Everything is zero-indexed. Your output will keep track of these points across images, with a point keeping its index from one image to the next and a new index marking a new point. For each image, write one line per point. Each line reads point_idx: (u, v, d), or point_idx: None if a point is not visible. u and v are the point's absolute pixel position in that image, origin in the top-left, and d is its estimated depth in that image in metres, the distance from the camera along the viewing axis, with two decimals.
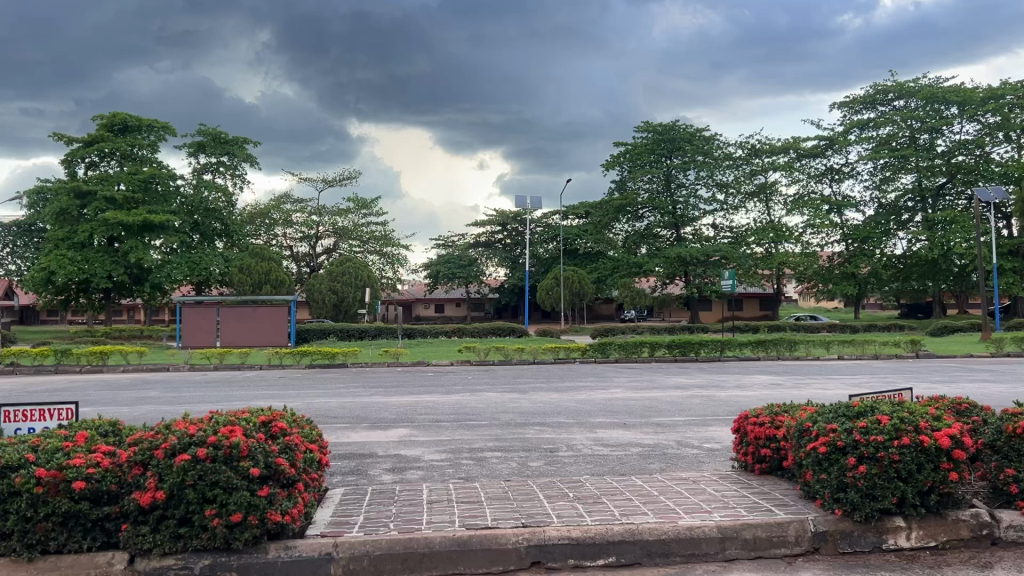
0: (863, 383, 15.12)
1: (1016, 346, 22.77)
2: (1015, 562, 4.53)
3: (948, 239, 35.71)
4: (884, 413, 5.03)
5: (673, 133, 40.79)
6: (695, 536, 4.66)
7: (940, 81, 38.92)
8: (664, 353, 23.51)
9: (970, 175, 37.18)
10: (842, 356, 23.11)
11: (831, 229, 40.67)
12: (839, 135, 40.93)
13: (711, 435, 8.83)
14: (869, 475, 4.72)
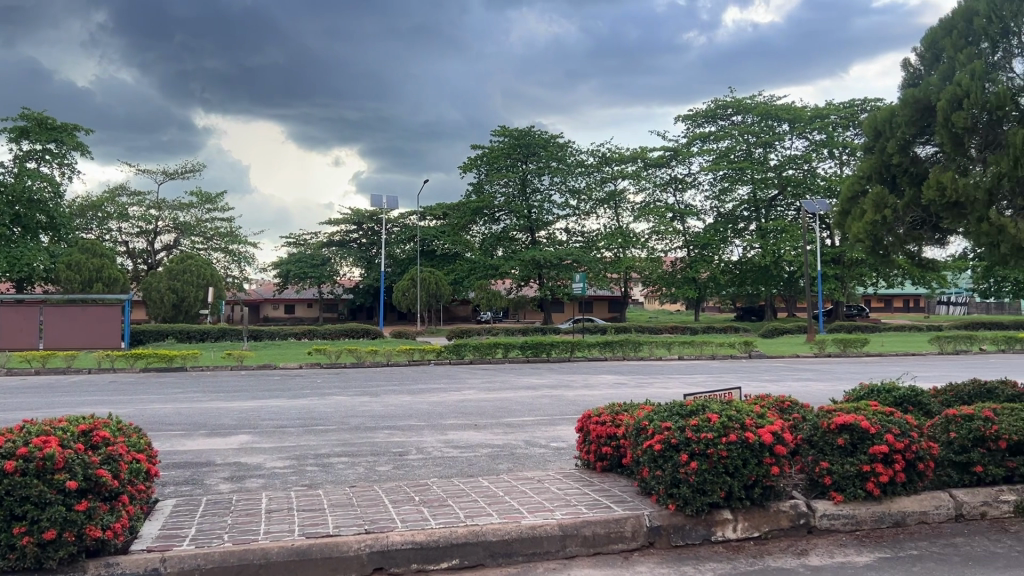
0: (701, 381, 15.97)
1: (835, 346, 24.79)
2: (828, 548, 4.90)
3: (779, 247, 38.36)
4: (714, 411, 5.32)
5: (528, 138, 41.41)
6: (536, 534, 4.74)
7: (774, 99, 41.68)
8: (517, 354, 23.88)
9: (799, 189, 40.07)
10: (682, 356, 24.28)
11: (675, 236, 42.71)
12: (682, 146, 42.99)
13: (557, 434, 9.03)
14: (700, 470, 4.95)
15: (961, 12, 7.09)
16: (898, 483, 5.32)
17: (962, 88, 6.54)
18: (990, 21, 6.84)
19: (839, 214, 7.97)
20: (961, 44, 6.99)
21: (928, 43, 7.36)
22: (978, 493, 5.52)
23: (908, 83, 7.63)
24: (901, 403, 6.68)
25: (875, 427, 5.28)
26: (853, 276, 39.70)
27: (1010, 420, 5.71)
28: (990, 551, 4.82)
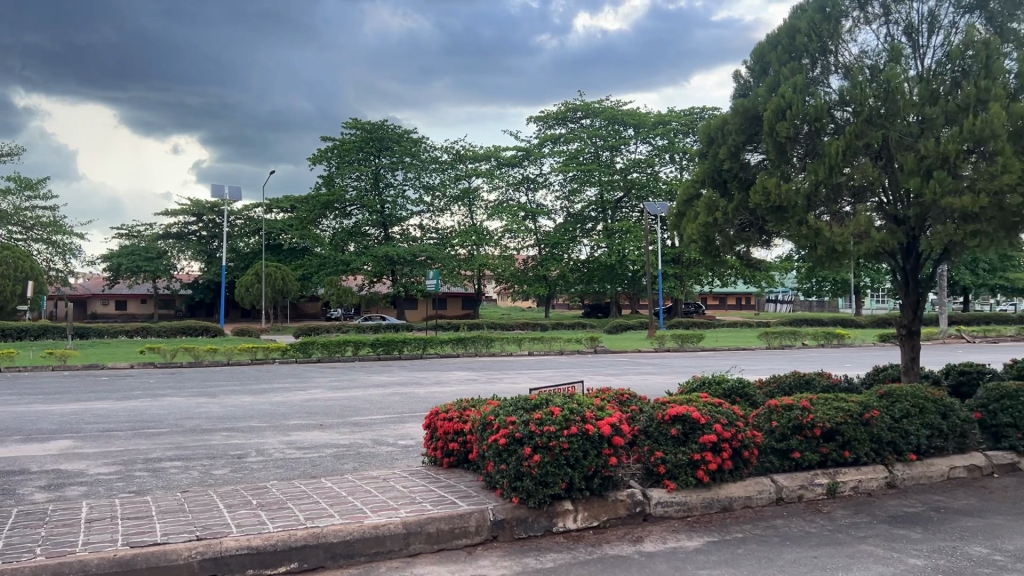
0: (549, 377, 16.34)
1: (674, 341, 26.11)
2: (661, 534, 5.13)
3: (623, 247, 39.90)
4: (557, 404, 5.45)
5: (381, 132, 41.02)
6: (380, 534, 4.67)
7: (621, 105, 43.25)
8: (367, 352, 23.49)
9: (642, 191, 41.80)
10: (531, 352, 24.73)
11: (526, 234, 43.46)
12: (534, 147, 43.80)
13: (406, 432, 8.97)
14: (543, 462, 5.05)
15: (785, 29, 7.61)
16: (725, 470, 5.66)
17: (785, 100, 7.00)
18: (810, 39, 7.40)
19: (675, 215, 8.40)
20: (784, 58, 7.49)
21: (757, 56, 7.85)
22: (795, 477, 5.95)
23: (739, 93, 8.12)
24: (730, 394, 7.12)
25: (705, 417, 5.61)
26: (691, 276, 41.83)
27: (824, 409, 6.21)
28: (806, 531, 5.19)
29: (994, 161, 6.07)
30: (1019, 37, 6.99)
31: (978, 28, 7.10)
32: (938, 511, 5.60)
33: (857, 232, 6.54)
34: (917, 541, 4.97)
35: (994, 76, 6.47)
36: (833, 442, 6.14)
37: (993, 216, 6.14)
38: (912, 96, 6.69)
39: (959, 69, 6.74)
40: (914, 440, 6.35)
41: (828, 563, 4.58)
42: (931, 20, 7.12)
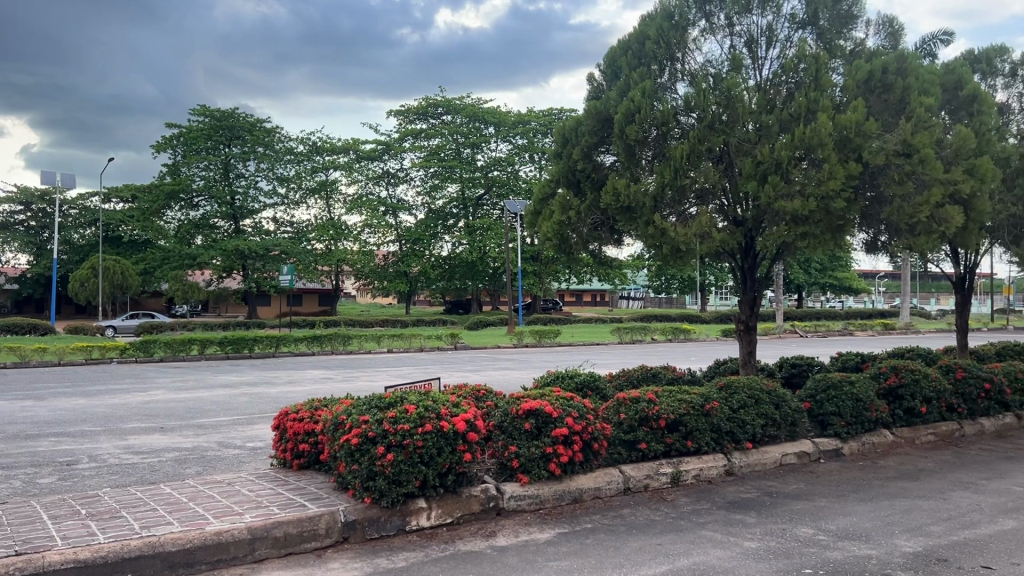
0: (406, 374, 16.20)
1: (532, 337, 26.55)
2: (514, 528, 5.17)
3: (484, 244, 40.16)
4: (411, 402, 5.40)
5: (231, 121, 39.36)
6: (222, 540, 4.45)
7: (481, 102, 43.53)
8: (216, 350, 22.48)
9: (503, 189, 42.21)
10: (390, 349, 24.48)
11: (386, 230, 42.98)
12: (394, 141, 43.33)
13: (254, 434, 8.63)
14: (396, 461, 4.99)
15: (635, 35, 7.87)
16: (576, 463, 5.80)
17: (635, 104, 7.22)
18: (659, 45, 7.67)
19: (531, 213, 8.53)
20: (635, 63, 7.73)
21: (609, 60, 8.07)
22: (642, 467, 6.16)
23: (593, 95, 8.32)
24: (582, 388, 7.31)
25: (557, 411, 5.72)
26: (549, 273, 42.65)
27: (669, 401, 6.48)
28: (651, 519, 5.39)
29: (821, 169, 6.55)
30: (845, 52, 7.54)
31: (810, 43, 7.60)
32: (770, 496, 5.97)
33: (700, 232, 6.84)
34: (752, 525, 5.26)
35: (822, 89, 6.97)
36: (677, 432, 6.41)
37: (820, 219, 6.63)
38: (751, 105, 7.08)
39: (793, 81, 7.20)
40: (750, 429, 6.72)
41: (670, 550, 4.77)
42: (769, 33, 7.58)
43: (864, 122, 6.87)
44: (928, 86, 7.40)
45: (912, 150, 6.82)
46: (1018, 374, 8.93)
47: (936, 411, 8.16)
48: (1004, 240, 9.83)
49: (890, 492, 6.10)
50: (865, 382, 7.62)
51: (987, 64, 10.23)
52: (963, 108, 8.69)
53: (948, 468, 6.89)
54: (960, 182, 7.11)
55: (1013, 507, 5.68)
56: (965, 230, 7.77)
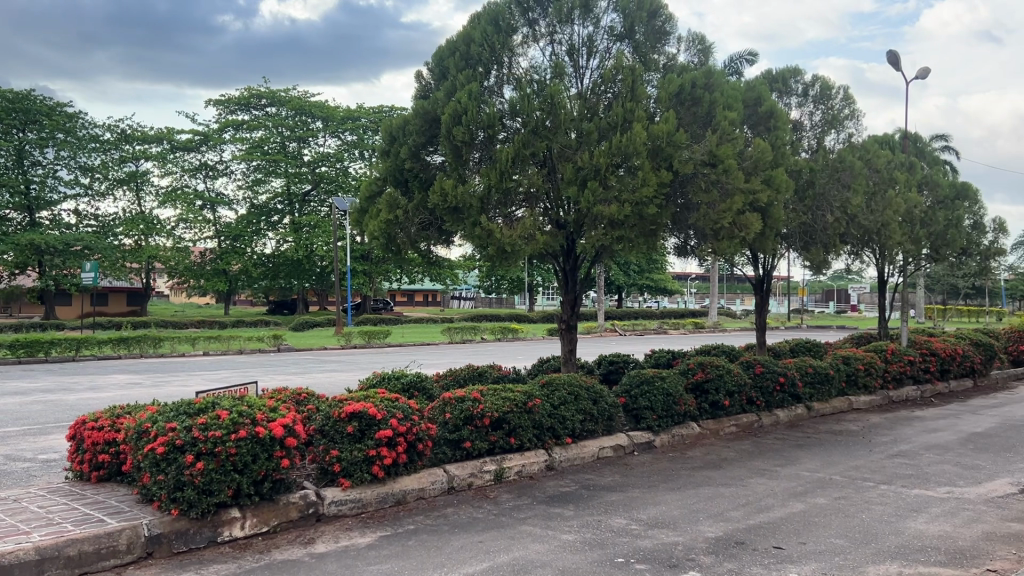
0: (222, 377, 15.42)
1: (360, 337, 26.11)
2: (334, 534, 5.06)
3: (310, 241, 39.03)
4: (225, 407, 5.15)
5: (27, 103, 35.95)
6: (4, 563, 4.03)
7: (308, 95, 42.29)
8: (5, 355, 20.46)
9: (331, 185, 41.49)
10: (206, 351, 23.29)
11: (204, 225, 40.77)
12: (213, 132, 41.21)
13: (46, 446, 7.90)
14: (206, 470, 4.73)
15: (462, 36, 7.91)
16: (399, 464, 5.75)
17: (461, 105, 7.24)
18: (484, 48, 7.75)
19: (357, 211, 8.37)
20: (462, 64, 7.77)
21: (436, 60, 8.06)
22: (466, 466, 6.19)
23: (421, 93, 8.29)
24: (408, 388, 7.28)
25: (381, 413, 5.65)
26: (379, 272, 42.16)
27: (493, 399, 6.55)
28: (474, 517, 5.44)
29: (636, 176, 6.89)
30: (658, 66, 7.98)
31: (627, 55, 7.95)
32: (587, 488, 6.19)
33: (525, 235, 6.97)
34: (569, 518, 5.43)
35: (638, 100, 7.32)
36: (500, 430, 6.51)
37: (633, 224, 6.97)
38: (573, 112, 7.32)
39: (612, 90, 7.50)
40: (569, 425, 6.94)
41: (491, 547, 4.83)
42: (589, 44, 7.87)
43: (675, 132, 7.30)
44: (731, 102, 7.98)
45: (717, 160, 7.33)
46: (808, 368, 9.79)
47: (738, 403, 8.78)
48: (795, 246, 10.67)
49: (696, 480, 6.50)
50: (675, 377, 8.08)
51: (783, 84, 11.14)
52: (761, 123, 9.42)
53: (747, 456, 7.45)
54: (758, 192, 7.74)
55: (801, 490, 6.22)
56: (764, 235, 8.45)
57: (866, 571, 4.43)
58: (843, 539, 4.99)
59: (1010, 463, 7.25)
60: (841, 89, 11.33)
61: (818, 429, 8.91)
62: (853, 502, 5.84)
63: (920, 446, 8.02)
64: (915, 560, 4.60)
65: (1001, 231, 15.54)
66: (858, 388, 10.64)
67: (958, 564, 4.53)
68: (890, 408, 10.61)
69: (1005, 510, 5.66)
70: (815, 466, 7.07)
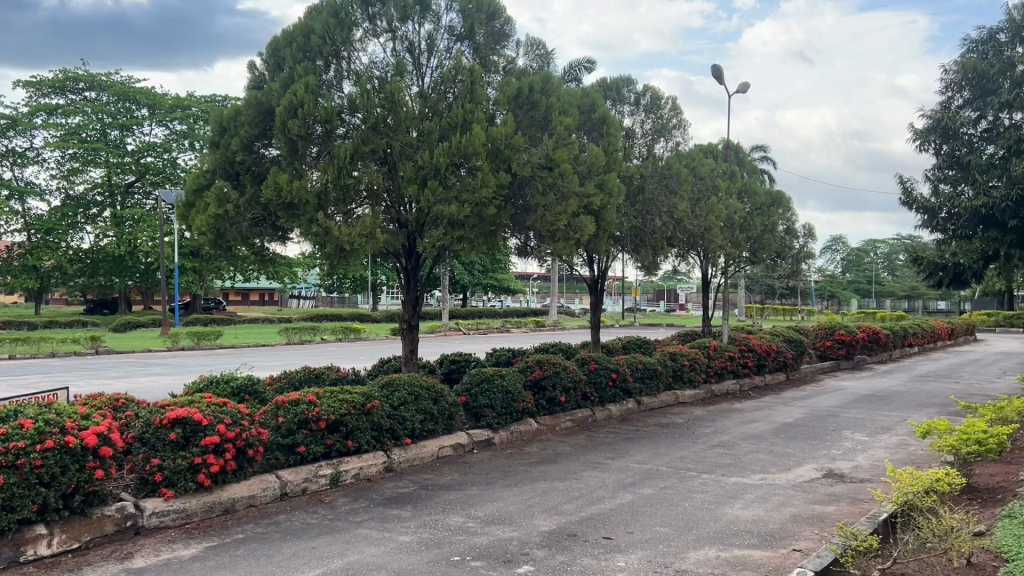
0: (30, 383, 14.15)
1: (189, 338, 24.78)
2: (154, 547, 4.76)
3: (134, 236, 36.68)
4: (28, 416, 4.72)
5: None
6: None
7: (132, 80, 39.66)
8: None
9: (158, 177, 39.17)
10: (12, 355, 21.31)
11: (11, 217, 37.31)
12: (22, 116, 37.79)
13: None
14: (7, 484, 4.32)
15: (300, 27, 7.66)
16: (227, 472, 5.50)
17: (297, 98, 7.00)
18: (324, 41, 7.53)
19: (183, 204, 7.91)
20: (299, 56, 7.54)
21: (271, 51, 7.75)
22: (300, 471, 6.01)
23: (254, 84, 7.97)
24: (238, 392, 6.99)
25: (207, 419, 5.39)
26: (211, 270, 40.17)
27: (329, 402, 6.39)
28: (307, 523, 5.29)
29: (476, 177, 6.96)
30: (496, 69, 8.12)
31: (467, 56, 8.01)
32: (426, 488, 6.18)
33: (364, 233, 6.88)
34: (406, 519, 5.39)
35: (477, 102, 7.39)
36: (337, 433, 6.35)
37: (474, 224, 7.04)
38: (414, 111, 7.27)
39: (453, 90, 7.52)
40: (409, 425, 6.90)
41: (324, 552, 4.72)
42: (429, 42, 7.85)
43: (513, 135, 7.45)
44: (566, 107, 8.25)
45: (554, 164, 7.56)
46: (639, 364, 10.24)
47: (573, 399, 9.05)
48: (626, 248, 11.04)
49: (532, 476, 6.64)
50: (513, 375, 8.21)
51: (617, 92, 11.56)
52: (595, 129, 9.76)
53: (581, 450, 7.68)
54: (592, 195, 8.06)
55: (630, 482, 6.49)
56: (597, 238, 8.76)
57: (687, 556, 4.69)
58: (666, 527, 5.25)
59: (815, 450, 7.89)
60: (669, 99, 11.92)
61: (647, 422, 9.34)
62: (677, 491, 6.16)
63: (738, 437, 8.59)
64: (730, 545, 4.90)
65: (809, 237, 16.87)
66: (684, 382, 11.24)
67: (768, 546, 4.88)
68: (712, 401, 11.28)
69: (810, 493, 6.16)
70: (643, 458, 7.40)
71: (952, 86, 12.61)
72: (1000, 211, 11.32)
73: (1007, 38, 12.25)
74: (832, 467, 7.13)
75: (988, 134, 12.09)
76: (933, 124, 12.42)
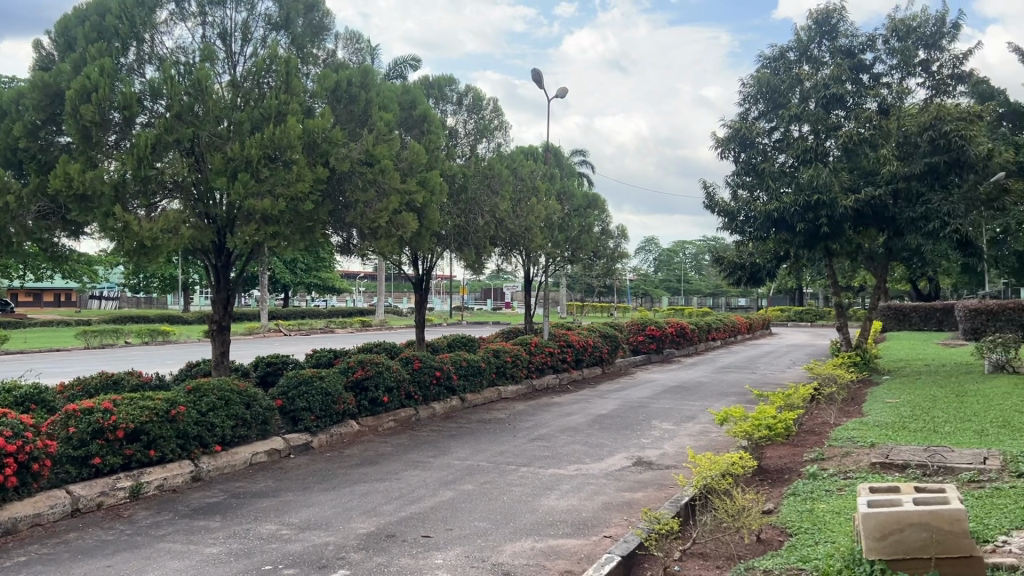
0: None
1: None
2: None
3: None
4: None
5: None
6: None
7: None
8: None
9: None
10: None
11: None
12: None
13: None
14: None
15: (94, 5, 7.06)
16: (8, 489, 4.99)
17: (91, 81, 6.45)
18: (121, 21, 7.01)
19: None
20: (93, 36, 6.94)
21: (61, 28, 7.07)
22: (94, 485, 5.56)
23: (40, 64, 7.27)
24: (22, 402, 6.37)
25: None
26: None
27: (128, 409, 5.95)
28: (102, 540, 4.90)
29: (291, 171, 6.74)
30: (313, 61, 7.92)
31: (283, 46, 7.72)
32: (237, 497, 5.89)
33: (166, 228, 6.52)
34: (215, 529, 5.12)
35: (294, 93, 7.14)
36: (137, 442, 5.93)
37: (289, 220, 6.85)
38: (224, 100, 6.91)
39: (267, 79, 7.23)
40: (219, 432, 6.56)
41: (122, 571, 4.38)
42: (242, 29, 7.49)
43: (331, 129, 7.29)
44: (386, 104, 8.21)
45: (374, 160, 7.51)
46: (462, 361, 10.30)
47: (397, 399, 8.97)
48: (450, 247, 11.07)
49: (350, 478, 6.50)
50: (334, 376, 8.01)
51: (439, 91, 11.56)
52: (416, 126, 9.72)
53: (403, 450, 7.63)
54: (414, 193, 8.07)
55: (451, 479, 6.51)
56: (419, 236, 8.74)
57: (504, 549, 4.75)
58: (485, 521, 5.31)
59: (627, 440, 8.27)
60: (490, 100, 12.09)
61: (469, 419, 9.42)
62: (496, 486, 6.25)
63: (556, 429, 8.85)
64: (546, 535, 5.03)
65: (623, 238, 17.69)
66: (507, 378, 11.44)
67: (581, 534, 5.05)
68: (533, 396, 11.56)
69: (621, 481, 6.44)
70: (464, 454, 7.45)
71: (749, 99, 13.62)
72: (790, 215, 12.37)
73: (795, 56, 13.40)
74: (641, 455, 7.51)
75: (780, 144, 13.18)
76: (732, 133, 13.39)
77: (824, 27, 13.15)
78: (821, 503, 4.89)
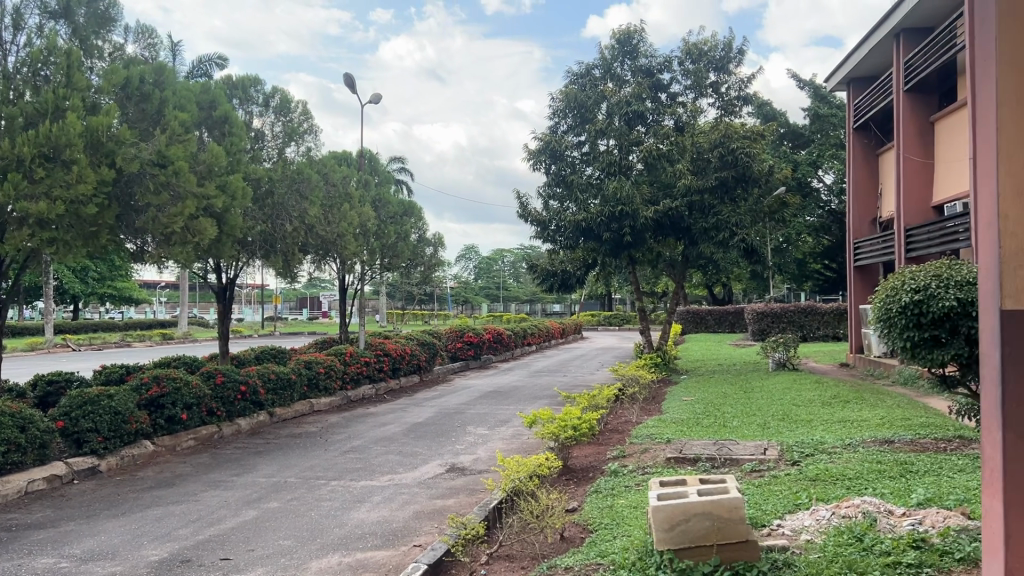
0: None
1: None
2: None
3: None
4: None
5: None
6: None
7: None
8: None
9: None
10: None
11: None
12: None
13: None
14: None
15: None
16: None
17: None
18: None
19: None
20: None
21: None
22: None
23: None
24: None
25: None
26: None
27: None
28: None
29: (71, 171, 6.21)
30: (97, 55, 7.34)
31: (63, 37, 7.10)
32: (9, 531, 5.31)
33: None
34: None
35: (76, 88, 6.59)
36: None
37: (69, 224, 6.31)
38: None
39: (45, 71, 6.61)
40: None
41: None
42: (13, 16, 6.78)
43: (118, 127, 6.79)
44: (182, 104, 7.82)
45: (166, 160, 7.08)
46: (271, 374, 9.91)
47: (197, 416, 8.48)
48: (256, 254, 10.64)
49: (142, 503, 6.06)
50: (124, 395, 7.45)
51: (244, 92, 11.08)
52: (217, 127, 9.28)
53: (204, 470, 7.23)
54: (212, 197, 7.69)
55: (255, 497, 6.23)
56: (220, 242, 8.32)
57: (309, 566, 4.61)
58: (290, 539, 5.13)
59: (441, 447, 8.28)
60: (299, 103, 11.76)
61: (278, 434, 9.08)
62: (304, 502, 6.05)
63: (371, 440, 8.71)
64: (354, 548, 4.93)
65: (440, 245, 17.75)
66: (319, 390, 11.14)
67: (391, 544, 5.00)
68: (347, 407, 11.33)
69: (432, 489, 6.44)
70: (272, 471, 7.16)
71: (558, 113, 14.09)
72: (596, 225, 12.93)
73: (600, 73, 14.01)
74: (455, 461, 7.56)
75: (587, 157, 13.73)
76: (542, 145, 13.82)
77: (625, 47, 13.85)
78: (620, 499, 5.12)
